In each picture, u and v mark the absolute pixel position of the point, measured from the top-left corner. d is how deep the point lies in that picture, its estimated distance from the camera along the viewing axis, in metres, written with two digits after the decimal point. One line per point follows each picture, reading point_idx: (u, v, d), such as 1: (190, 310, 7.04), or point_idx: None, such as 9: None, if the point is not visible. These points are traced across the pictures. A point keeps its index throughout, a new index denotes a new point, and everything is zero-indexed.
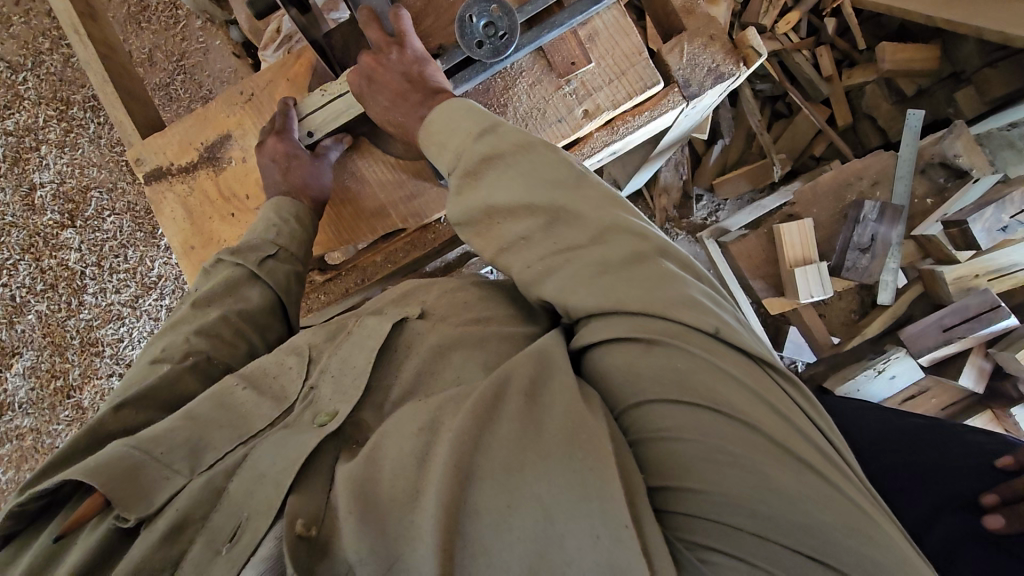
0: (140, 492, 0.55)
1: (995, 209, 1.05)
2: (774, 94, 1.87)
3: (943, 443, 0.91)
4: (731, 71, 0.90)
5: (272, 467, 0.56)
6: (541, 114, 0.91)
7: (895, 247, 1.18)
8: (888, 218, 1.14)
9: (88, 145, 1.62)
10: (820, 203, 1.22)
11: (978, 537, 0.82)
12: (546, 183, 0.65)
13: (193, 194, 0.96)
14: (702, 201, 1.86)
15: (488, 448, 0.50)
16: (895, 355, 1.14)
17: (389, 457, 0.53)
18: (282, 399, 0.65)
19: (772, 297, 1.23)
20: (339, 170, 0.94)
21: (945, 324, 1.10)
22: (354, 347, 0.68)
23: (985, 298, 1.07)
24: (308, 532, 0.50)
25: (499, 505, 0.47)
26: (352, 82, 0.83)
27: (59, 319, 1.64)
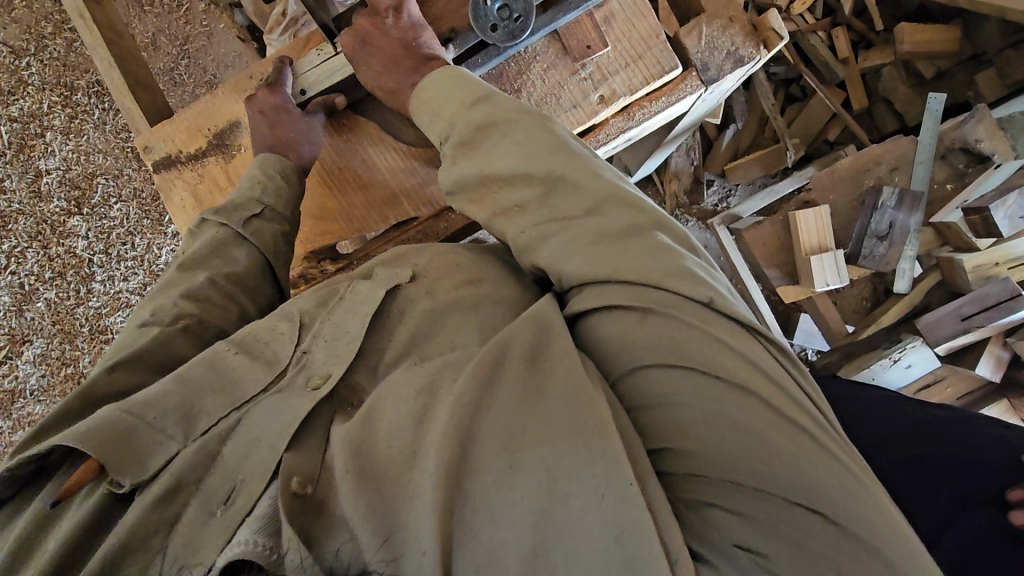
0: (134, 456, 0.56)
1: (1017, 196, 1.06)
2: (788, 77, 1.83)
3: (971, 437, 0.86)
4: (751, 54, 0.88)
5: (266, 432, 0.57)
6: (555, 100, 0.89)
7: (912, 234, 1.14)
8: (907, 205, 1.12)
9: (93, 131, 1.61)
10: (837, 189, 1.20)
11: (999, 533, 0.76)
12: (541, 152, 0.64)
13: (201, 180, 0.95)
14: (713, 186, 1.84)
15: (484, 415, 0.50)
16: (912, 344, 1.13)
17: (384, 427, 0.53)
18: (274, 364, 0.66)
19: (786, 285, 1.21)
20: (350, 155, 0.93)
21: (963, 313, 1.09)
22: (346, 313, 0.68)
23: (1005, 287, 1.04)
24: (304, 490, 0.51)
25: (496, 469, 0.47)
26: (346, 44, 0.81)
27: (68, 307, 1.65)
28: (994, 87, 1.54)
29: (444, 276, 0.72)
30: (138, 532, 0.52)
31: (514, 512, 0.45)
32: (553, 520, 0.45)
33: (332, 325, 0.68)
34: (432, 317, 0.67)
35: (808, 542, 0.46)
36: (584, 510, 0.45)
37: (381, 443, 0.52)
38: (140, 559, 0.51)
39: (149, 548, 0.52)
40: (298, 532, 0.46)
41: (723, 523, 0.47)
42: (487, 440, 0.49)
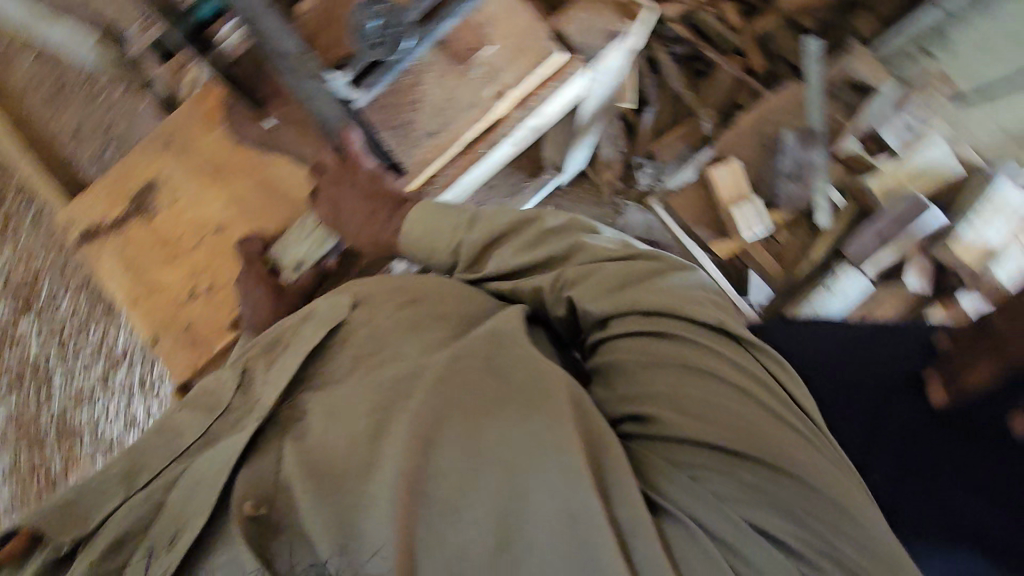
0: (78, 517, 0.62)
1: (895, 111, 1.19)
2: (689, 54, 1.91)
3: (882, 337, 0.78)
4: (624, 28, 0.96)
5: (210, 471, 0.60)
6: (452, 103, 0.93)
7: (821, 171, 1.23)
8: (804, 143, 1.23)
9: (26, 231, 1.60)
10: (742, 143, 1.26)
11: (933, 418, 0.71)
12: (531, 242, 0.77)
13: (126, 245, 0.96)
14: (644, 169, 1.90)
15: (461, 418, 0.58)
16: (843, 271, 1.19)
17: (342, 440, 0.59)
18: (214, 407, 0.69)
19: (718, 241, 1.26)
20: (266, 191, 0.95)
21: (879, 231, 1.16)
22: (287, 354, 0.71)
23: (909, 199, 1.14)
24: (259, 511, 0.57)
25: (485, 474, 0.54)
26: (320, 215, 0.91)
27: (32, 412, 1.59)
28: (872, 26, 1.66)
29: (387, 301, 0.74)
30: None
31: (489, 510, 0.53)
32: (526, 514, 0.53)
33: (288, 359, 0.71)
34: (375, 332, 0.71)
35: (762, 490, 0.53)
36: (559, 496, 0.53)
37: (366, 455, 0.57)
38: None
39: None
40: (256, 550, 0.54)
41: (674, 491, 0.54)
42: (472, 441, 0.56)
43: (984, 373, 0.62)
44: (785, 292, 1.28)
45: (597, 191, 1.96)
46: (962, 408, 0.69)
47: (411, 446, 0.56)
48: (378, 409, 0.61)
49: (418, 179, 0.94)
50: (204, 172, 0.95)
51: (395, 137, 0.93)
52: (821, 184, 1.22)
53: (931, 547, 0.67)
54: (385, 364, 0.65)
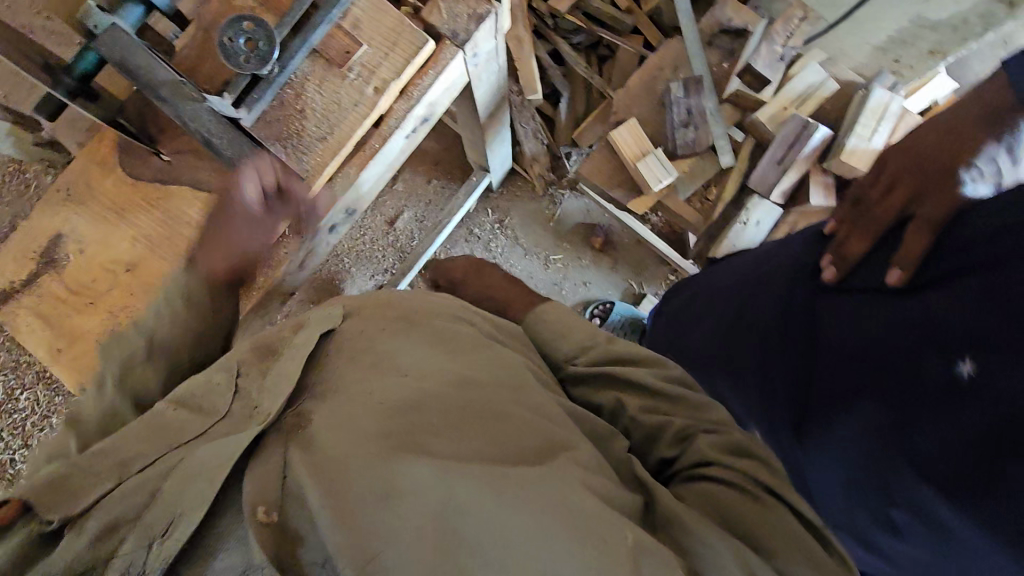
0: (69, 494, 0.59)
1: (767, 44, 1.26)
2: (590, 42, 2.00)
3: (789, 247, 0.96)
4: (488, 9, 1.00)
5: (206, 468, 0.59)
6: (337, 106, 0.96)
7: (715, 114, 1.28)
8: (693, 90, 1.27)
9: None
10: (638, 103, 1.32)
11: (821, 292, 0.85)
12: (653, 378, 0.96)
13: (43, 303, 0.96)
14: (572, 157, 1.97)
15: (450, 438, 0.66)
16: (754, 203, 1.27)
17: (340, 434, 0.63)
18: (213, 412, 0.68)
19: (633, 199, 1.31)
20: (172, 223, 0.96)
21: (778, 158, 1.22)
22: (286, 360, 0.75)
23: (797, 121, 1.21)
24: (271, 518, 0.58)
25: (463, 489, 0.59)
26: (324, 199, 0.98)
27: None
28: None
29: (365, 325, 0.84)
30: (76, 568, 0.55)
31: (438, 510, 0.57)
32: (479, 519, 0.58)
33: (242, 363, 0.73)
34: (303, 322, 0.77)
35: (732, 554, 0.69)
36: (531, 496, 0.61)
37: (335, 449, 0.61)
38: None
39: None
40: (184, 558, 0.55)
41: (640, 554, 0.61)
42: (457, 467, 0.61)
43: (917, 230, 0.75)
44: (705, 236, 1.34)
45: (531, 186, 2.06)
46: (849, 274, 0.82)
47: (402, 460, 0.60)
48: (388, 413, 0.66)
49: (316, 184, 0.97)
50: (106, 216, 0.97)
51: (287, 147, 0.96)
52: (717, 126, 1.27)
53: (838, 405, 0.76)
54: (393, 384, 0.71)
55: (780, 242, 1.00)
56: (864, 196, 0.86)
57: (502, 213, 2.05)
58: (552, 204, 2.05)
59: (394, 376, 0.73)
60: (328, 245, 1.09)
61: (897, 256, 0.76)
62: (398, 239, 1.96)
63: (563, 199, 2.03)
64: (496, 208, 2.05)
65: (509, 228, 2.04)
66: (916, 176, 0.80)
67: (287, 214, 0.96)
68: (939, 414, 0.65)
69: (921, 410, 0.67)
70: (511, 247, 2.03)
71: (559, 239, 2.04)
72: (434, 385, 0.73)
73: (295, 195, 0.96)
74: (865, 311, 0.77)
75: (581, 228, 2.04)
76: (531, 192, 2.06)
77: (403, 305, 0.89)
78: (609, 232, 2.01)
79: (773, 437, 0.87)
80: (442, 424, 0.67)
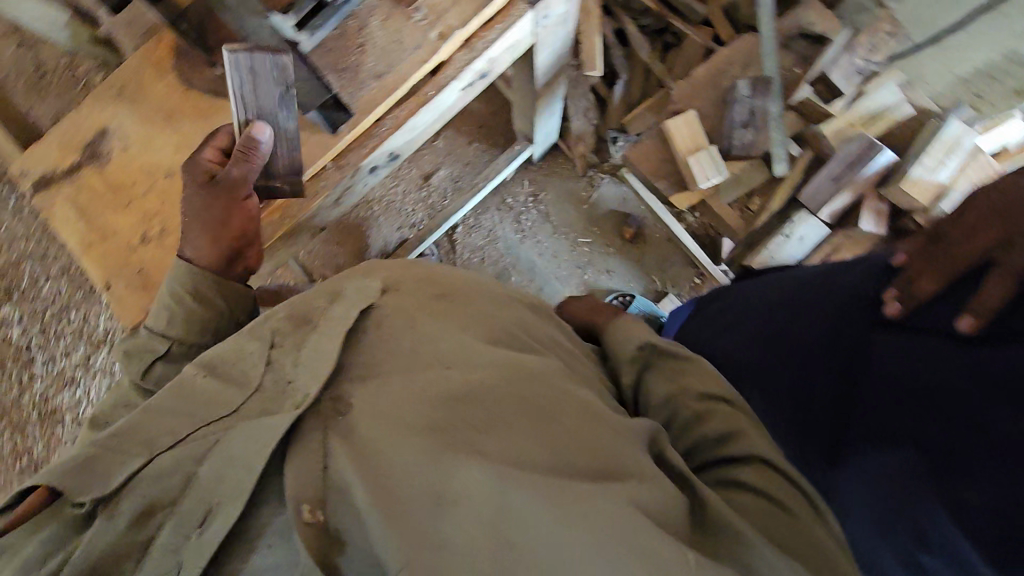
0: (99, 473, 0.55)
1: (849, 53, 1.22)
2: (658, 27, 1.93)
3: (840, 269, 0.89)
4: None
5: (241, 453, 0.54)
6: (398, 46, 0.94)
7: (778, 120, 1.24)
8: (761, 91, 1.23)
9: (12, 218, 1.71)
10: (701, 93, 1.29)
11: (883, 323, 0.79)
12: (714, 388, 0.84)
13: (80, 191, 0.97)
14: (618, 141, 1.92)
15: (501, 437, 0.55)
16: (799, 220, 1.27)
17: (376, 430, 0.55)
18: (245, 386, 0.60)
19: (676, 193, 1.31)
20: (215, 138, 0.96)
21: (834, 176, 1.21)
22: (323, 336, 0.63)
23: (863, 142, 1.18)
24: (316, 518, 0.52)
25: (532, 500, 0.49)
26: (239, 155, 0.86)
27: (15, 394, 1.73)
28: None
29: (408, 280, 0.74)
30: (111, 553, 0.53)
31: (496, 514, 0.49)
32: (543, 531, 0.48)
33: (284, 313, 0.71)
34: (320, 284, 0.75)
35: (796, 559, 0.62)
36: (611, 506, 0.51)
37: (383, 435, 0.54)
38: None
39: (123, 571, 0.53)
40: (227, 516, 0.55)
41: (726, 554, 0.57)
42: (517, 471, 0.52)
43: (1000, 278, 0.69)
44: (742, 244, 1.33)
45: (571, 164, 2.01)
46: (917, 315, 0.76)
47: (458, 457, 0.52)
48: (436, 402, 0.57)
49: (365, 122, 0.95)
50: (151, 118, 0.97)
51: (342, 78, 0.94)
52: (778, 133, 1.23)
53: (875, 448, 0.74)
54: (439, 377, 0.60)
55: (829, 268, 0.92)
56: (944, 232, 0.78)
57: (538, 187, 2.01)
58: (590, 186, 2.01)
59: (437, 368, 0.61)
60: (364, 185, 1.06)
61: (969, 303, 0.71)
62: (430, 195, 1.95)
63: (601, 183, 2.00)
64: (532, 181, 2.01)
65: (543, 204, 2.00)
66: (1001, 218, 0.73)
67: (329, 149, 0.95)
68: (992, 471, 0.63)
69: (982, 462, 0.64)
70: (542, 223, 2.00)
71: (591, 223, 1.99)
72: (487, 374, 0.61)
73: (342, 129, 0.95)
74: (919, 351, 0.74)
75: (614, 215, 2.00)
76: (571, 171, 2.02)
77: (446, 282, 0.75)
78: (641, 224, 1.96)
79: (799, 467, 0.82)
80: (506, 420, 0.57)
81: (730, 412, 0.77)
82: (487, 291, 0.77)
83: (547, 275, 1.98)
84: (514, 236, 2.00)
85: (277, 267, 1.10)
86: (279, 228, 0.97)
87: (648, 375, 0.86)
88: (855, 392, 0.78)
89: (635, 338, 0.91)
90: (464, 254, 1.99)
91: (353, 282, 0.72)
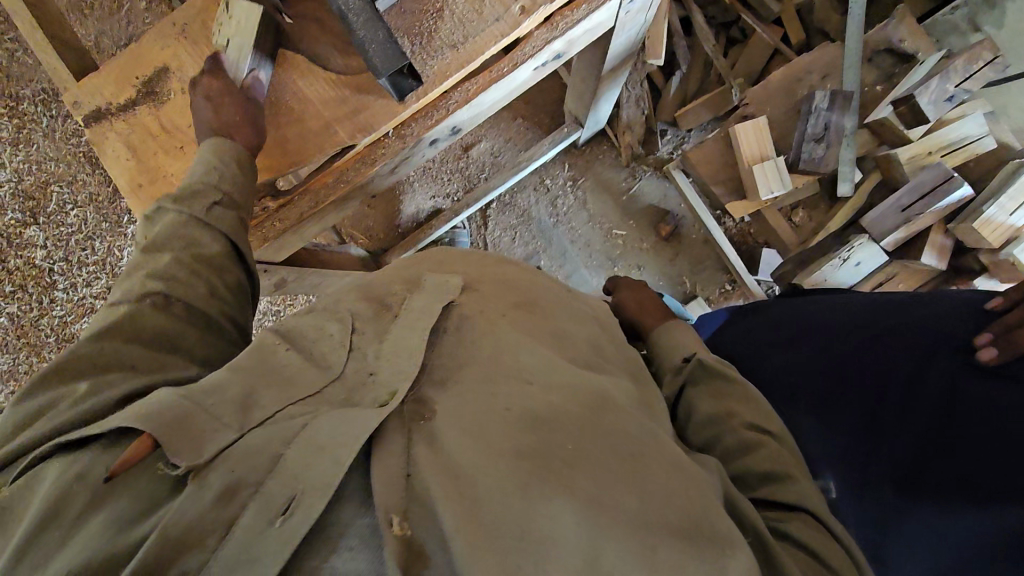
0: (191, 439, 0.52)
1: (940, 80, 1.45)
2: (726, 20, 1.86)
3: (920, 309, 0.90)
4: None
5: (330, 441, 0.53)
6: (478, 16, 0.90)
7: (850, 137, 1.52)
8: (839, 106, 1.49)
9: (43, 139, 1.63)
10: (772, 100, 1.57)
11: (976, 370, 0.82)
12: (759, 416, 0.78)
13: (134, 130, 0.94)
14: (667, 136, 1.89)
15: (591, 473, 0.55)
16: (861, 244, 1.51)
17: (465, 445, 0.55)
18: (326, 369, 0.63)
19: (737, 201, 1.61)
20: (280, 91, 0.93)
21: (904, 205, 1.46)
22: (404, 331, 0.66)
23: (939, 171, 1.43)
24: (405, 532, 0.50)
25: (614, 541, 0.51)
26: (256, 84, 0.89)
27: (32, 319, 1.65)
28: None
29: (486, 292, 0.75)
30: (194, 531, 0.49)
31: (586, 555, 0.50)
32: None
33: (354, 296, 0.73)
34: (394, 269, 0.81)
35: None
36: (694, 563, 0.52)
37: (467, 458, 0.54)
38: (195, 559, 0.48)
39: (204, 548, 0.48)
40: (282, 485, 0.51)
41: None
42: (604, 515, 0.52)
43: None
44: None
45: (615, 152, 1.93)
46: (1012, 364, 0.79)
47: (542, 496, 0.52)
48: (521, 425, 0.58)
49: (433, 93, 0.91)
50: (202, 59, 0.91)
51: (415, 44, 0.89)
52: (848, 151, 1.52)
53: (958, 499, 0.77)
54: (526, 395, 0.61)
55: (899, 303, 0.93)
56: None
57: (579, 172, 1.94)
58: (631, 177, 1.92)
59: (518, 383, 0.62)
60: (420, 158, 1.05)
61: None
62: (469, 167, 1.90)
63: (643, 176, 1.91)
64: (574, 165, 1.94)
65: (581, 189, 1.93)
66: None
67: (397, 116, 0.92)
68: None
69: None
70: (578, 209, 1.92)
71: (627, 215, 1.91)
72: (567, 400, 0.62)
73: (410, 99, 0.91)
74: (997, 410, 0.78)
75: (654, 211, 1.91)
76: (614, 158, 1.94)
77: (525, 287, 0.79)
78: (679, 223, 1.88)
79: (857, 501, 0.86)
80: (591, 454, 0.57)
81: (782, 451, 0.73)
82: (568, 304, 0.81)
83: (577, 263, 1.91)
84: (548, 220, 1.93)
85: (311, 235, 1.06)
86: (335, 192, 0.95)
87: (691, 390, 0.83)
88: (931, 439, 0.82)
89: (684, 347, 0.91)
90: (496, 231, 1.93)
91: (432, 275, 0.76)
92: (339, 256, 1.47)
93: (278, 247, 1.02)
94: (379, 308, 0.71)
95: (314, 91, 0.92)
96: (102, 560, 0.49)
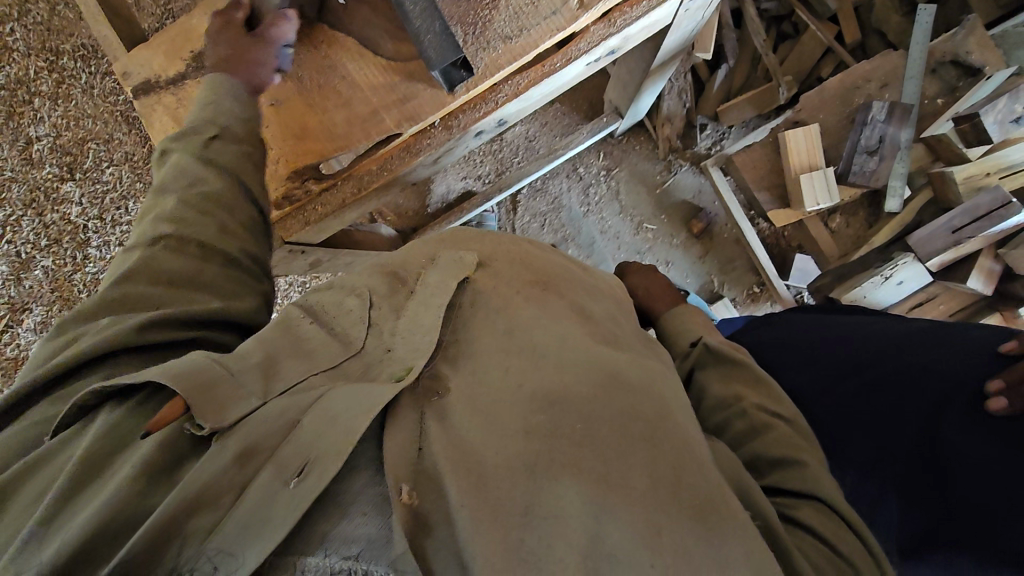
0: (217, 404, 0.53)
1: (1009, 100, 1.42)
2: (779, 13, 1.80)
3: (941, 341, 0.88)
4: None
5: (345, 411, 0.54)
6: (533, 9, 0.87)
7: (902, 152, 1.51)
8: (896, 119, 1.48)
9: (81, 96, 1.64)
10: (826, 108, 1.57)
11: (983, 418, 0.79)
12: (771, 398, 0.77)
13: (182, 104, 0.95)
14: (707, 130, 1.84)
15: (600, 452, 0.55)
16: (902, 262, 1.49)
17: (472, 425, 0.57)
18: (348, 344, 0.64)
19: (778, 210, 1.60)
20: (328, 72, 0.92)
21: (955, 226, 1.42)
22: (418, 307, 0.67)
23: (997, 196, 1.37)
24: (411, 501, 0.51)
25: (621, 530, 0.51)
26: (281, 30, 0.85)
27: (66, 273, 1.67)
28: (986, 7, 1.56)
29: (513, 274, 0.74)
30: (212, 488, 0.50)
31: (588, 535, 0.50)
32: (633, 559, 0.50)
33: (375, 277, 0.72)
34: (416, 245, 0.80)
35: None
36: (698, 545, 0.52)
37: (476, 432, 0.56)
38: (210, 517, 0.49)
39: (218, 507, 0.50)
40: (303, 461, 0.51)
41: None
42: (611, 494, 0.53)
43: None
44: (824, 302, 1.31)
45: (652, 144, 1.89)
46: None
47: (553, 476, 0.53)
48: (534, 407, 0.57)
49: (484, 85, 0.89)
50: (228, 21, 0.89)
51: (468, 33, 0.87)
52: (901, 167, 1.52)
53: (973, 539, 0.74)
54: (536, 371, 0.61)
55: (922, 331, 0.91)
56: None
57: (614, 161, 1.90)
58: (666, 171, 1.88)
59: (532, 361, 0.62)
60: (464, 148, 1.04)
61: None
62: (502, 150, 1.88)
63: (678, 170, 1.87)
64: (609, 154, 1.90)
65: (615, 179, 1.89)
66: None
67: (445, 106, 0.90)
68: None
69: None
70: (610, 200, 1.89)
71: (660, 209, 1.88)
72: (580, 381, 0.60)
73: (460, 90, 0.89)
74: (1002, 445, 0.76)
75: (686, 206, 1.88)
76: (650, 151, 1.90)
77: (543, 265, 0.77)
78: (712, 220, 1.84)
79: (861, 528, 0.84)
80: (602, 431, 0.57)
81: (794, 436, 0.71)
82: (588, 285, 0.79)
83: (605, 252, 1.88)
84: (579, 209, 1.90)
85: (352, 221, 1.07)
86: (377, 180, 0.95)
87: (699, 374, 0.83)
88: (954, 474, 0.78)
89: (693, 333, 0.92)
90: (525, 218, 1.91)
91: (449, 251, 0.75)
92: (371, 236, 1.48)
93: (317, 231, 1.03)
94: (395, 282, 0.71)
95: (361, 69, 0.91)
96: (128, 509, 0.50)
